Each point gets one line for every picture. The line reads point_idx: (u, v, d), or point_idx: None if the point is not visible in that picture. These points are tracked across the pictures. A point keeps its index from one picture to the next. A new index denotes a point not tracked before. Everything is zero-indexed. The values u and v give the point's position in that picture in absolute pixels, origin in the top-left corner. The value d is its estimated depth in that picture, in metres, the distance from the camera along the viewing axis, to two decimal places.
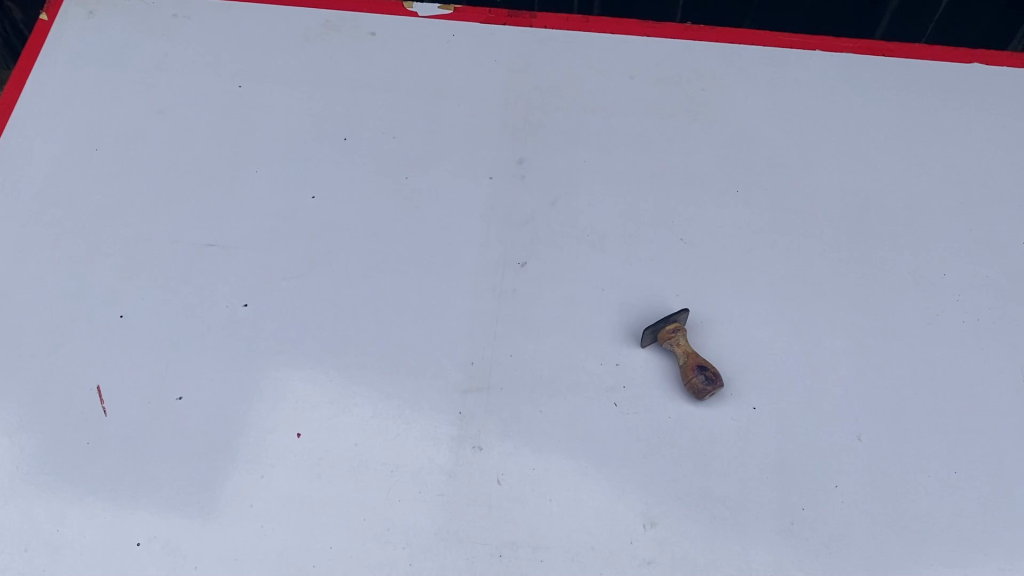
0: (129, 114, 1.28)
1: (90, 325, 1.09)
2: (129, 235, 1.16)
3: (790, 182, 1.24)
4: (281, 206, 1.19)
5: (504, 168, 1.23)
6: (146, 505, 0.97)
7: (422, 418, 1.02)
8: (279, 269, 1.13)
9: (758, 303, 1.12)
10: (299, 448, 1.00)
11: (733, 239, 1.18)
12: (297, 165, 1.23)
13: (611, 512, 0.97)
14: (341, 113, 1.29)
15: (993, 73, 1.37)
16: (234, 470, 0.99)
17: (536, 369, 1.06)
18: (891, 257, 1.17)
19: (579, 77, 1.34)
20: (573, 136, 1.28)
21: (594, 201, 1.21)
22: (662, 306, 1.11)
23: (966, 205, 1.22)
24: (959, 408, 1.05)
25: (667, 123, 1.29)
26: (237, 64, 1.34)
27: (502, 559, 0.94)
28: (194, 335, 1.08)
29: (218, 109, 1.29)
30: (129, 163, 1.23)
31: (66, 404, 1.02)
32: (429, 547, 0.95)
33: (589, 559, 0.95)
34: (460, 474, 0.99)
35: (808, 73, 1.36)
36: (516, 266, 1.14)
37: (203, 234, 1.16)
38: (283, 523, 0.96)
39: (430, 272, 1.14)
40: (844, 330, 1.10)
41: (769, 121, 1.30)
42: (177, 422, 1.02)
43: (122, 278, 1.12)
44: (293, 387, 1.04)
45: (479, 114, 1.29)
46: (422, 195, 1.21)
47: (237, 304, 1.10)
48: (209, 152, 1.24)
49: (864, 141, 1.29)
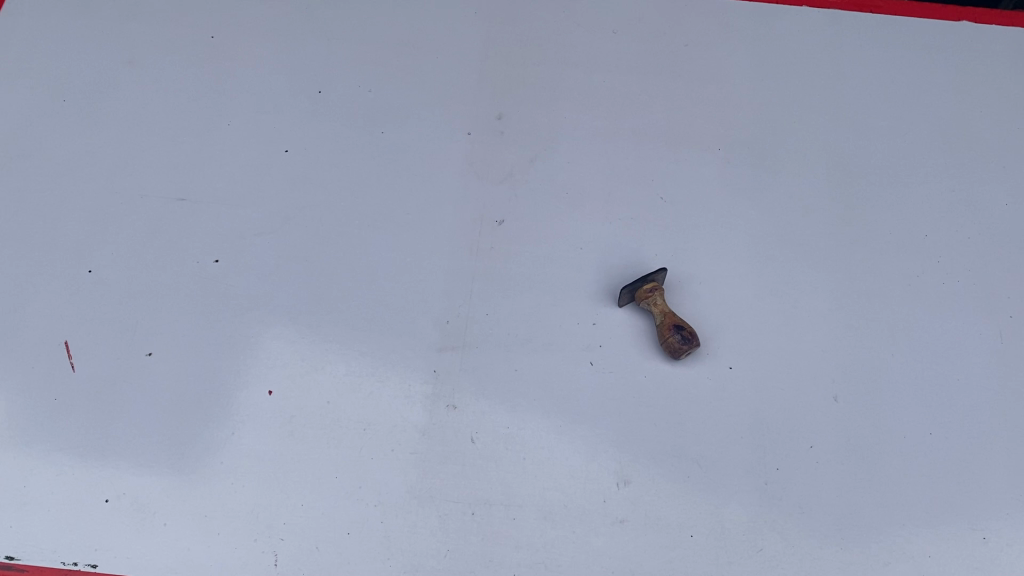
0: (95, 61, 1.24)
1: (58, 279, 1.06)
2: (97, 187, 1.13)
3: (773, 141, 1.22)
4: (253, 159, 1.16)
5: (482, 122, 1.21)
6: (115, 462, 0.96)
7: (395, 376, 1.02)
8: (251, 224, 1.11)
9: (737, 263, 1.11)
10: (271, 406, 0.99)
11: (714, 198, 1.16)
12: (270, 117, 1.20)
13: (586, 471, 0.98)
14: (315, 63, 1.25)
15: (979, 33, 1.35)
16: (206, 428, 0.98)
17: (512, 329, 1.05)
18: (873, 218, 1.16)
19: (563, 31, 1.30)
20: (555, 91, 1.24)
21: (574, 159, 1.19)
22: (641, 265, 1.10)
23: (951, 166, 1.21)
24: (935, 370, 1.06)
25: (650, 79, 1.26)
26: (207, 12, 1.29)
27: (474, 516, 0.95)
28: (165, 290, 1.06)
29: (188, 58, 1.25)
30: (96, 113, 1.19)
31: (34, 361, 1.01)
32: (401, 505, 0.95)
33: (562, 517, 0.95)
34: (434, 432, 0.99)
35: (794, 30, 1.33)
36: (494, 223, 1.13)
37: (174, 187, 1.14)
38: (254, 480, 0.95)
39: (406, 229, 1.12)
40: (822, 292, 1.10)
41: (753, 79, 1.28)
42: (148, 378, 1.01)
43: (90, 231, 1.10)
44: (265, 345, 1.03)
45: (458, 66, 1.26)
46: (399, 148, 1.18)
47: (209, 259, 1.09)
48: (178, 103, 1.21)
49: (851, 101, 1.27)
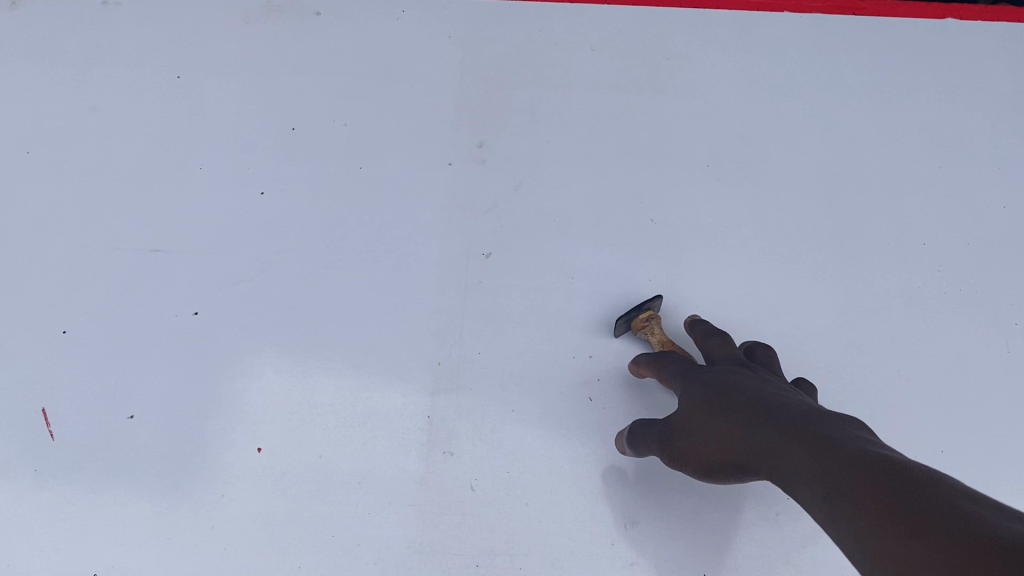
0: (54, 106, 1.17)
1: (32, 342, 1.02)
2: (66, 243, 1.08)
3: (763, 155, 1.19)
4: (228, 204, 1.12)
5: (462, 151, 1.17)
6: (102, 533, 0.92)
7: (388, 425, 0.98)
8: (230, 271, 1.07)
9: (734, 284, 1.09)
10: (261, 464, 0.96)
11: (706, 218, 1.13)
12: (243, 159, 1.15)
13: (591, 513, 0.95)
14: (285, 98, 1.20)
15: (966, 29, 1.31)
16: (195, 492, 0.95)
17: (506, 366, 1.02)
18: (869, 229, 1.14)
19: (539, 48, 1.25)
20: (535, 114, 1.20)
21: (559, 184, 1.15)
22: (635, 293, 1.08)
23: (944, 171, 1.19)
24: (941, 385, 1.04)
25: (632, 96, 1.22)
26: (168, 48, 1.23)
27: (479, 568, 0.92)
28: (144, 348, 1.02)
29: (152, 99, 1.19)
30: (62, 164, 1.14)
31: (10, 431, 0.97)
32: (403, 561, 0.92)
33: (570, 564, 0.93)
34: (432, 481, 0.96)
35: (777, 36, 1.28)
36: (481, 257, 1.09)
37: (148, 238, 1.09)
38: (249, 545, 0.92)
39: (390, 268, 1.08)
40: (822, 310, 1.08)
41: (737, 89, 1.24)
42: (130, 443, 0.97)
43: (62, 290, 1.05)
44: (250, 400, 0.99)
45: (433, 93, 1.21)
46: (379, 184, 1.14)
47: (187, 312, 1.05)
48: (146, 147, 1.16)
49: (840, 108, 1.23)
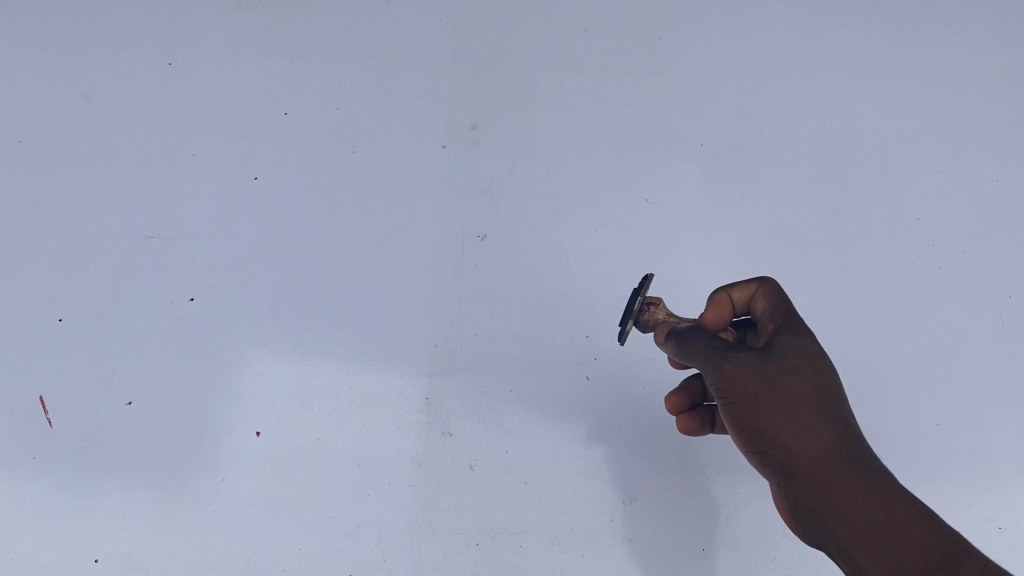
0: (45, 94, 1.17)
1: (29, 331, 1.01)
2: (60, 231, 1.08)
3: (756, 132, 1.19)
4: (222, 189, 1.12)
5: (456, 134, 1.17)
6: (103, 520, 0.93)
7: (386, 407, 0.99)
8: (225, 257, 1.07)
9: (729, 262, 1.09)
10: (260, 448, 0.96)
11: (700, 197, 1.13)
12: (236, 144, 1.15)
13: (590, 490, 0.96)
14: (277, 83, 1.20)
15: (957, 4, 1.31)
16: (195, 476, 0.95)
17: (503, 347, 1.02)
18: (862, 206, 1.15)
19: (531, 30, 1.25)
20: (528, 95, 1.20)
21: (553, 165, 1.15)
22: (630, 273, 1.08)
23: (937, 147, 1.20)
24: (936, 359, 1.05)
25: (625, 76, 1.22)
26: (158, 34, 1.22)
27: (479, 547, 0.93)
28: (141, 334, 1.02)
29: (143, 85, 1.18)
30: (54, 153, 1.13)
31: (8, 419, 0.96)
32: (403, 542, 0.92)
33: (570, 541, 0.93)
34: (431, 462, 0.96)
35: (770, 14, 1.28)
36: (476, 238, 1.09)
37: (142, 225, 1.09)
38: (250, 528, 0.93)
39: (385, 251, 1.08)
40: (817, 287, 1.08)
41: (731, 67, 1.24)
42: (129, 429, 0.97)
43: (58, 278, 1.05)
44: (248, 385, 1.00)
45: (425, 76, 1.21)
46: (373, 168, 1.14)
47: (183, 298, 1.04)
48: (138, 135, 1.15)
49: (832, 85, 1.23)
